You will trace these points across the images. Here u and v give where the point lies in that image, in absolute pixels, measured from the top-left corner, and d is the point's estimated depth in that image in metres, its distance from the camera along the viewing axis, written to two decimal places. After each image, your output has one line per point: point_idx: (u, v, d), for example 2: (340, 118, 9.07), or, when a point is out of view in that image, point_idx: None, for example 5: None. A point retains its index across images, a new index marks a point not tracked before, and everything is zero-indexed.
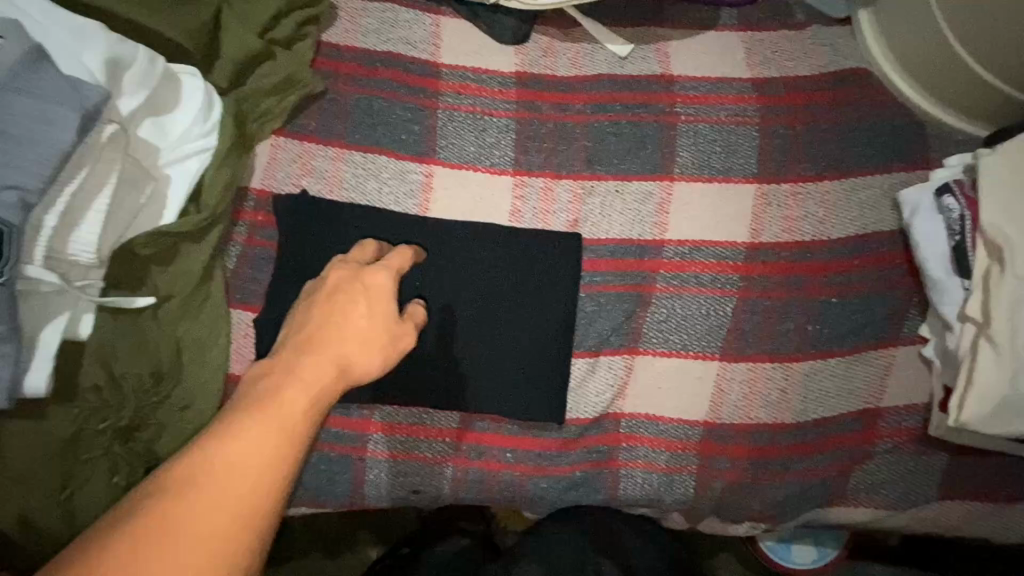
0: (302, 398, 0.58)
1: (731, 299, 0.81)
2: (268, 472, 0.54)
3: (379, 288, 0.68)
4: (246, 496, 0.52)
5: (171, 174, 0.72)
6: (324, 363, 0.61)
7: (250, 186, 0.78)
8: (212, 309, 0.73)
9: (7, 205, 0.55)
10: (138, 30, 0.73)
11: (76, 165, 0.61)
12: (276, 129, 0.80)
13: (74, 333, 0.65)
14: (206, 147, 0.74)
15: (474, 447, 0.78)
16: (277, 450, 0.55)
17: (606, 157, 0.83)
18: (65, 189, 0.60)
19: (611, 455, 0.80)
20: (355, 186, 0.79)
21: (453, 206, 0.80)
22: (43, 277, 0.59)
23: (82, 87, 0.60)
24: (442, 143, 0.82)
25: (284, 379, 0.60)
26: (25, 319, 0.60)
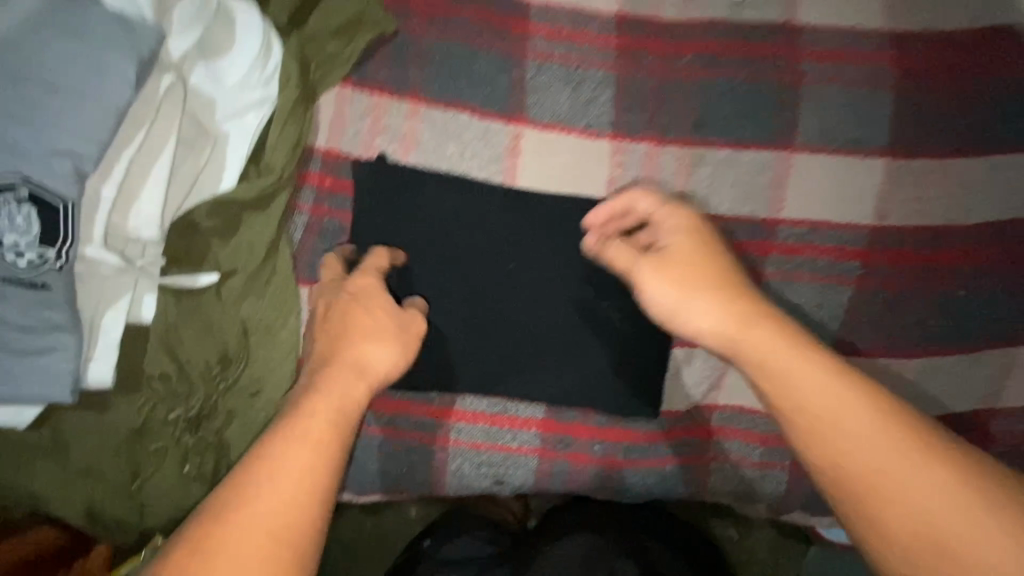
0: (324, 404, 0.50)
1: (847, 289, 0.73)
2: (297, 485, 0.45)
3: (368, 290, 0.61)
4: (278, 515, 0.44)
5: (229, 131, 0.63)
6: (340, 369, 0.54)
7: (315, 145, 0.68)
8: (280, 287, 0.64)
9: (62, 176, 0.49)
10: None
11: (132, 127, 0.55)
12: (342, 78, 0.68)
13: (136, 316, 0.60)
14: (267, 98, 0.63)
15: (560, 438, 0.73)
16: (305, 461, 0.46)
17: (719, 120, 0.72)
18: (124, 154, 0.54)
19: (702, 448, 0.75)
20: (434, 149, 0.69)
21: (543, 174, 0.71)
22: (102, 258, 0.55)
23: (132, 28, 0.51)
24: (531, 99, 0.71)
25: (299, 395, 0.53)
26: (83, 303, 0.55)
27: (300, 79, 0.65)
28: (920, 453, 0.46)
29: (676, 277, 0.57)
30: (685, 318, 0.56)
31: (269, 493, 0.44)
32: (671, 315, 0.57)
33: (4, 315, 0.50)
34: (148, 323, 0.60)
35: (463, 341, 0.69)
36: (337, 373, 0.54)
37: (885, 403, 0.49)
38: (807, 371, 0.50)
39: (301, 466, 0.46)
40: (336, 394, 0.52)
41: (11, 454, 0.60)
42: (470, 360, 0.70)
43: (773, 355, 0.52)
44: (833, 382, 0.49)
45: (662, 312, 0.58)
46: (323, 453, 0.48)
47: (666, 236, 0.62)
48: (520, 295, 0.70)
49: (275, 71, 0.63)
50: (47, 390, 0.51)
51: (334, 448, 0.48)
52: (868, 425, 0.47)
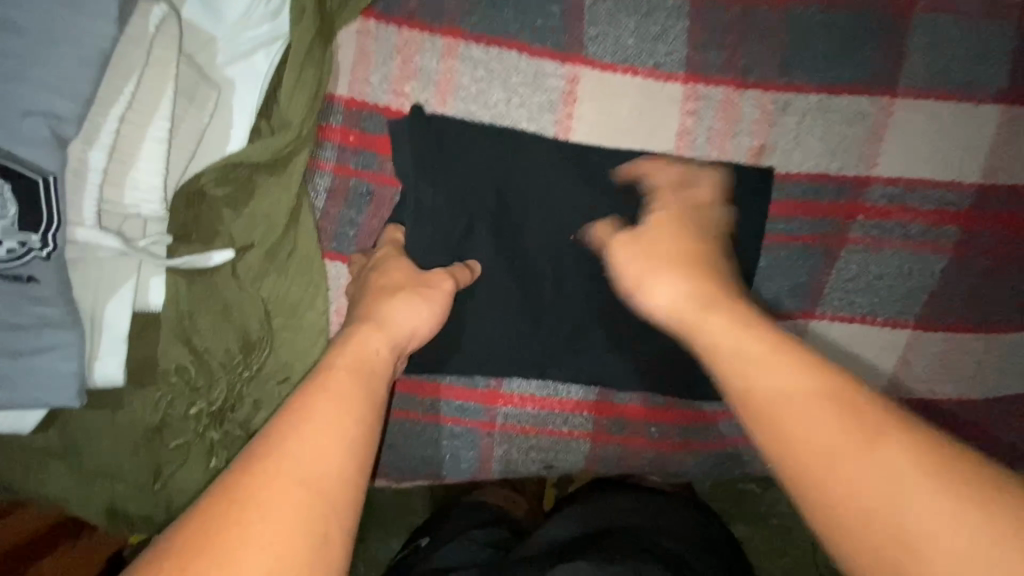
0: (347, 359, 0.44)
1: (942, 256, 0.65)
2: (338, 414, 0.39)
3: (390, 261, 0.55)
4: (312, 459, 0.36)
5: (235, 76, 0.53)
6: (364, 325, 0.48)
7: (336, 94, 0.58)
8: (306, 258, 0.56)
9: (37, 143, 0.39)
10: None
11: (119, 74, 0.44)
12: (364, 8, 0.57)
13: (144, 302, 0.52)
14: (276, 34, 0.53)
15: (615, 421, 0.67)
16: (335, 410, 0.39)
17: (810, 59, 0.61)
18: (112, 111, 0.44)
19: None
20: (477, 97, 0.59)
21: (604, 125, 0.61)
22: (99, 241, 0.45)
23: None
24: (591, 33, 0.60)
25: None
26: (82, 294, 0.47)
27: (318, 10, 0.53)
28: (886, 445, 0.35)
29: (650, 262, 0.52)
30: (645, 290, 0.51)
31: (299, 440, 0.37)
32: (638, 280, 0.52)
33: None
34: (158, 311, 0.52)
35: (512, 320, 0.62)
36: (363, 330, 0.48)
37: (830, 388, 0.39)
38: (750, 346, 0.43)
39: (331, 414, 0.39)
40: (353, 349, 0.45)
41: (18, 458, 0.54)
42: (519, 340, 0.62)
43: (719, 337, 0.44)
44: (769, 359, 0.41)
45: (632, 276, 0.53)
46: (360, 393, 0.42)
47: (649, 221, 0.55)
48: (574, 268, 0.61)
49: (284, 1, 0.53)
50: (49, 396, 0.44)
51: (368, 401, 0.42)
52: (807, 410, 0.38)
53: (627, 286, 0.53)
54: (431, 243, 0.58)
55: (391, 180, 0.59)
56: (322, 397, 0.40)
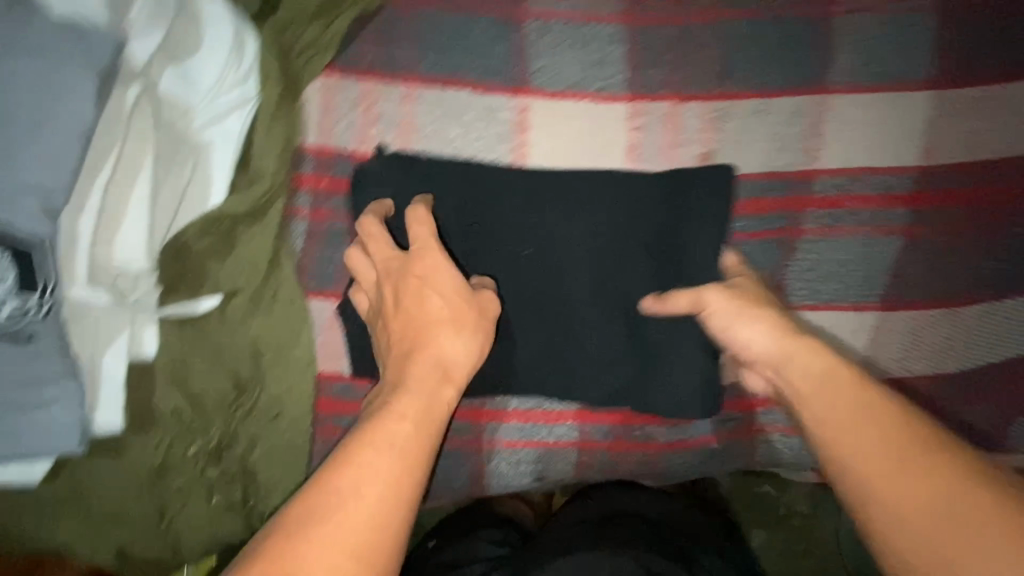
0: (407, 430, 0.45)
1: (895, 238, 0.68)
2: (391, 469, 0.43)
3: (438, 268, 0.54)
4: (366, 519, 0.40)
5: (213, 138, 0.57)
6: (417, 377, 0.49)
7: (306, 145, 0.62)
8: (290, 298, 0.60)
9: (32, 215, 0.44)
10: None
11: (102, 149, 0.51)
12: (327, 65, 0.62)
13: (140, 351, 0.56)
14: (248, 97, 0.58)
15: (600, 427, 0.69)
16: (384, 496, 0.42)
17: (744, 68, 0.66)
18: (98, 180, 0.51)
19: (749, 421, 0.71)
20: (437, 135, 0.64)
21: (557, 147, 0.65)
22: (92, 295, 0.52)
23: (88, 34, 0.46)
24: (536, 65, 0.65)
25: (372, 408, 0.48)
26: (82, 346, 0.52)
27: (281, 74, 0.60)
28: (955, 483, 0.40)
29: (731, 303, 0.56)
30: (737, 325, 0.55)
31: (338, 521, 0.40)
32: (726, 325, 0.56)
33: None
34: (153, 359, 0.56)
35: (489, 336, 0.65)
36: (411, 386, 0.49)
37: (917, 432, 0.43)
38: (829, 369, 0.49)
39: (376, 501, 0.41)
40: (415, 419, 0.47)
41: (29, 511, 0.57)
42: (497, 357, 0.65)
43: (819, 362, 0.50)
44: (852, 386, 0.47)
45: (721, 319, 0.56)
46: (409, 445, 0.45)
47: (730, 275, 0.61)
48: (542, 283, 0.65)
49: (252, 68, 0.59)
50: (55, 443, 0.48)
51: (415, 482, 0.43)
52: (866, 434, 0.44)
53: (715, 327, 0.57)
54: None
55: None
56: (374, 450, 0.43)
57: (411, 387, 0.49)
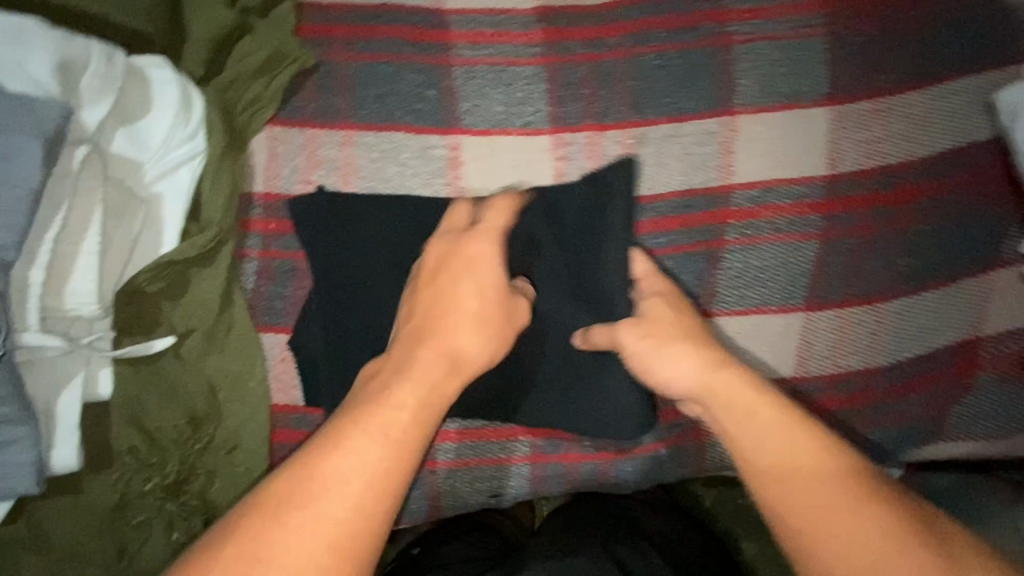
0: (400, 419, 0.50)
1: (813, 242, 0.72)
2: (381, 459, 0.48)
3: (480, 256, 0.59)
4: (354, 500, 0.46)
5: (162, 191, 0.62)
6: (425, 364, 0.54)
7: (254, 192, 0.68)
8: (241, 335, 0.64)
9: None
10: (84, 18, 0.61)
11: (52, 207, 0.54)
12: (270, 118, 0.68)
13: (94, 393, 0.59)
14: (195, 151, 0.63)
15: (549, 441, 0.72)
16: (367, 485, 0.47)
17: (656, 97, 0.71)
18: (48, 235, 0.53)
19: (694, 426, 0.74)
20: (376, 175, 0.69)
21: (489, 179, 0.70)
22: (44, 342, 0.54)
23: (33, 105, 0.51)
24: (464, 106, 0.70)
25: (384, 380, 0.53)
26: (36, 392, 0.55)
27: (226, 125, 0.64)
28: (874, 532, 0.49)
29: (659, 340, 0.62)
30: (664, 359, 0.62)
31: (319, 504, 0.46)
32: (650, 357, 0.63)
33: None
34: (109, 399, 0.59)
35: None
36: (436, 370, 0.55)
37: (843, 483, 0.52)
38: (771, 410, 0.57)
39: (362, 487, 0.47)
40: (416, 409, 0.52)
41: None
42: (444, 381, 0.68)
43: (751, 402, 0.57)
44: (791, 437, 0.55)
45: (639, 359, 0.63)
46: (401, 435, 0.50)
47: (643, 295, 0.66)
48: None
49: (198, 125, 0.63)
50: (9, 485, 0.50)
51: (401, 471, 0.48)
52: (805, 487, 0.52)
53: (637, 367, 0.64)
54: (351, 303, 0.66)
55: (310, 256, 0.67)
56: (369, 438, 0.49)
57: (412, 373, 0.53)
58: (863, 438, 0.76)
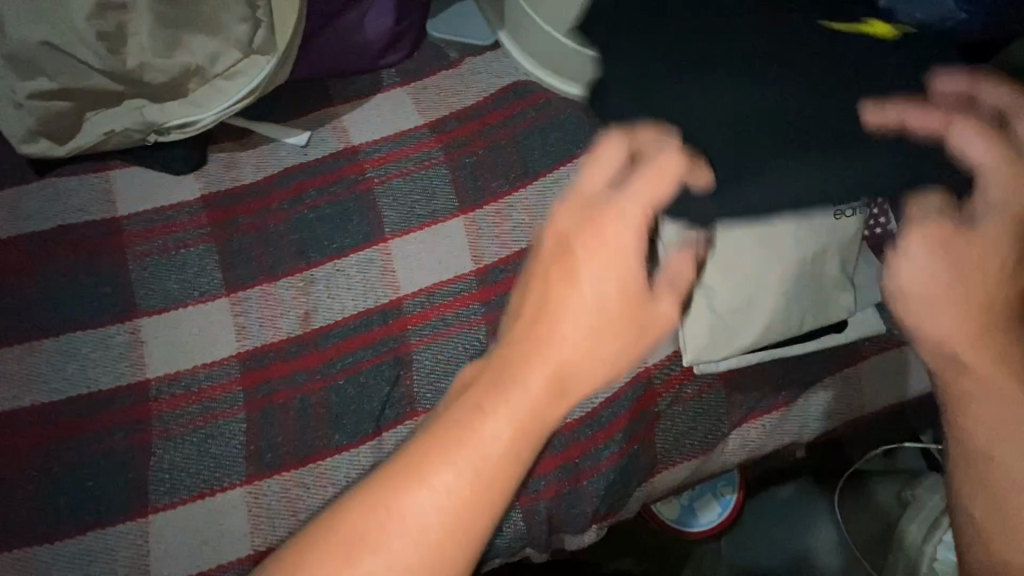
0: (591, 350, 0.47)
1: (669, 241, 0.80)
2: (1000, 375, 0.49)
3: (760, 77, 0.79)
4: (992, 402, 0.49)
5: (130, 339, 0.76)
6: (613, 237, 0.48)
7: (210, 317, 0.78)
8: (710, 136, 0.61)
9: (69, 428, 0.72)
10: (61, 230, 0.81)
11: (70, 369, 0.74)
12: (219, 251, 0.81)
13: (85, 531, 0.69)
14: (162, 303, 0.78)
15: (530, 480, 0.76)
16: (1007, 404, 0.49)
17: (540, 157, 0.87)
18: (68, 389, 0.74)
19: (655, 418, 0.78)
20: (323, 298, 0.80)
21: (417, 267, 0.82)
22: (70, 470, 0.71)
23: (66, 308, 0.77)
24: (385, 212, 0.84)
25: (954, 330, 0.50)
26: (59, 525, 0.69)
27: (188, 275, 0.80)
28: None
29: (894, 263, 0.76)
30: None
31: (518, 408, 0.45)
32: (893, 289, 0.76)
33: (36, 545, 0.68)
34: (106, 530, 0.69)
35: (790, 161, 0.61)
36: (986, 234, 0.51)
37: None
38: None
39: (554, 407, 0.46)
40: (986, 334, 0.50)
41: None
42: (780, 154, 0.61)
43: None
44: None
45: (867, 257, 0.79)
46: (999, 362, 0.49)
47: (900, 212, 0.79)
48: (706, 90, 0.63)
49: (166, 286, 0.79)
50: None
51: (1014, 385, 0.49)
52: None
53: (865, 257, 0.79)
54: (344, 415, 0.75)
55: (274, 371, 0.76)
56: (959, 334, 0.50)
57: (621, 251, 0.48)
58: (831, 397, 0.81)
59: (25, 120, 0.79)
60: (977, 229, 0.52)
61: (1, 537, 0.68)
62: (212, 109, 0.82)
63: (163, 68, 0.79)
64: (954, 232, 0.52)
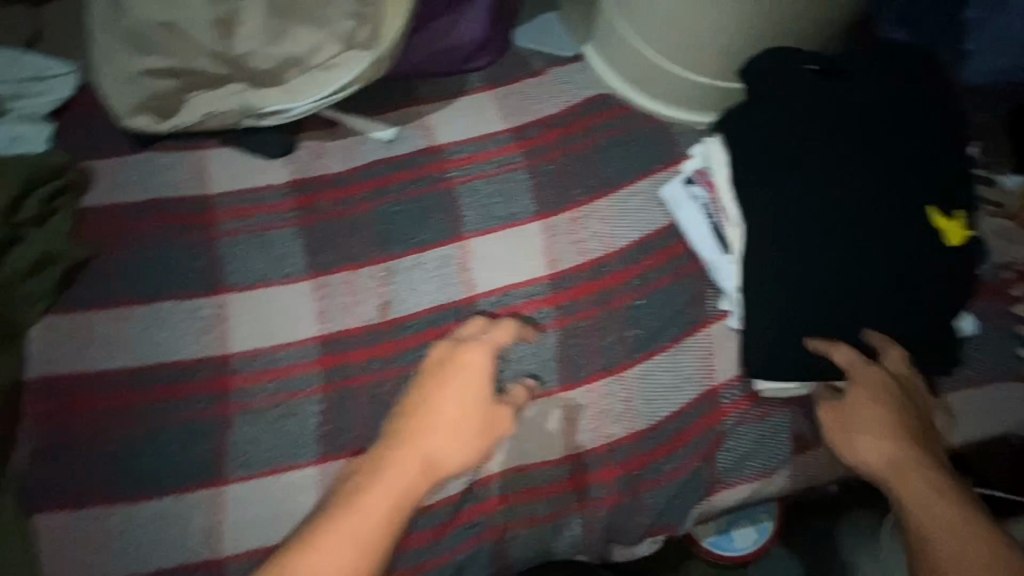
0: (448, 446, 0.67)
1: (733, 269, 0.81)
2: (908, 488, 0.66)
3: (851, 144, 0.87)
4: (921, 516, 0.64)
5: (214, 313, 0.79)
6: (466, 361, 0.71)
7: (292, 298, 0.80)
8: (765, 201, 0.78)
9: (153, 392, 0.75)
10: (156, 201, 0.84)
11: (156, 336, 0.77)
12: (304, 235, 0.84)
13: (162, 494, 0.71)
14: (246, 280, 0.81)
15: (592, 487, 0.78)
16: (917, 514, 0.65)
17: (619, 169, 0.89)
18: (153, 354, 0.76)
19: (718, 437, 0.79)
20: (400, 289, 0.82)
21: (493, 267, 0.84)
22: (152, 434, 0.73)
23: (155, 277, 0.80)
24: (466, 211, 0.86)
25: (871, 454, 0.70)
26: (138, 485, 0.71)
27: (273, 255, 0.82)
28: None
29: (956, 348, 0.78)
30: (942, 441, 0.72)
31: (379, 494, 0.63)
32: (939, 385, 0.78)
33: (116, 503, 0.71)
34: (182, 494, 0.71)
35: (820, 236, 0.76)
36: (856, 389, 0.73)
37: None
38: None
39: (417, 485, 0.64)
40: (889, 462, 0.68)
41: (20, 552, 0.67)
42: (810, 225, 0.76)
43: None
44: None
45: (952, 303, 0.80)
46: (904, 475, 0.67)
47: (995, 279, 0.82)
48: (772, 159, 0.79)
49: (251, 263, 0.82)
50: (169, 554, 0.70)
51: (913, 495, 0.66)
52: None
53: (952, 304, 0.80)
54: None
55: (351, 355, 0.78)
56: (871, 463, 0.70)
57: (475, 377, 0.71)
58: None
59: (136, 94, 0.83)
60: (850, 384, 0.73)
61: (83, 491, 0.71)
62: (309, 97, 0.85)
63: (268, 56, 0.83)
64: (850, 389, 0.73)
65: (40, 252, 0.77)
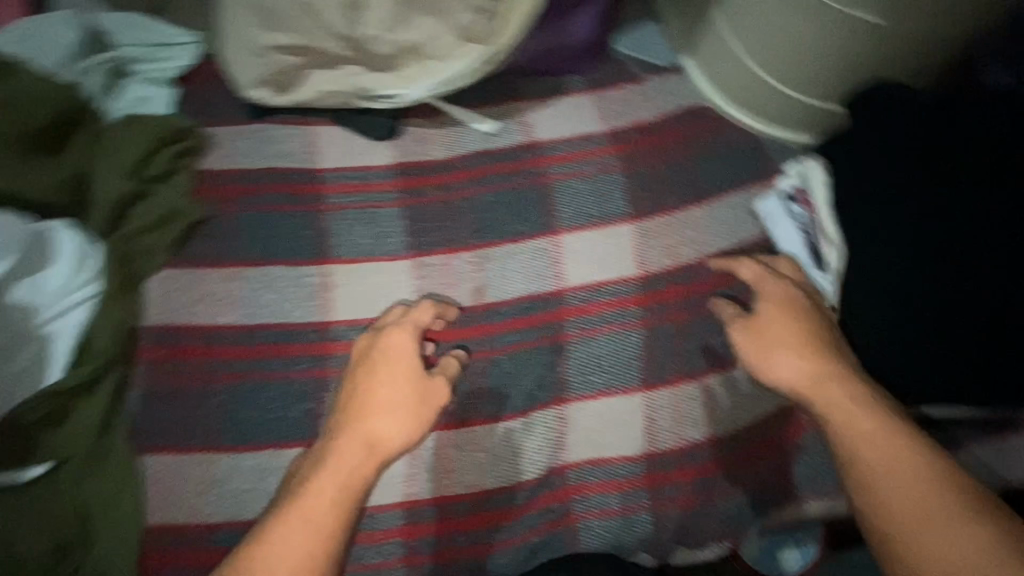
0: (392, 419, 0.70)
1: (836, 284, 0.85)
2: (832, 401, 0.70)
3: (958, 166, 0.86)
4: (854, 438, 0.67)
5: (318, 281, 0.82)
6: (393, 348, 0.75)
7: (391, 274, 0.84)
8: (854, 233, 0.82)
9: (257, 351, 0.78)
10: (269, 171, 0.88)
11: (262, 297, 0.81)
12: (405, 216, 0.87)
13: (261, 447, 0.75)
14: (348, 253, 0.84)
15: (666, 485, 0.80)
16: (843, 431, 0.68)
17: (713, 180, 0.90)
18: (259, 315, 0.80)
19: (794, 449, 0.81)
20: (494, 276, 0.85)
21: (585, 263, 0.86)
22: (255, 390, 0.77)
23: (263, 242, 0.84)
24: (562, 207, 0.88)
25: (792, 373, 0.73)
26: (238, 437, 0.75)
27: (375, 232, 0.86)
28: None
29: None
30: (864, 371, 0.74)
31: (336, 476, 0.65)
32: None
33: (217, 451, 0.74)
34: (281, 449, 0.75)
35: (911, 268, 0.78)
36: (771, 313, 0.77)
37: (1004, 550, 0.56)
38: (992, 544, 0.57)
39: (365, 464, 0.67)
40: (813, 379, 0.72)
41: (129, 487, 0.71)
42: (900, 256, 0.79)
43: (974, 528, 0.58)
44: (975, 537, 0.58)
45: None
46: (834, 394, 0.70)
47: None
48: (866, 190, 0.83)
49: (354, 237, 0.85)
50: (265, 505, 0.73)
51: (840, 411, 0.69)
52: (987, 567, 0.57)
53: None
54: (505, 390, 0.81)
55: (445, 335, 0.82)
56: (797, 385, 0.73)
57: (401, 358, 0.74)
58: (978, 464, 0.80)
59: (262, 68, 0.87)
60: (769, 314, 0.77)
61: (188, 437, 0.75)
62: (419, 87, 0.88)
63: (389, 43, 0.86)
64: (769, 308, 0.78)
65: (164, 210, 0.82)
